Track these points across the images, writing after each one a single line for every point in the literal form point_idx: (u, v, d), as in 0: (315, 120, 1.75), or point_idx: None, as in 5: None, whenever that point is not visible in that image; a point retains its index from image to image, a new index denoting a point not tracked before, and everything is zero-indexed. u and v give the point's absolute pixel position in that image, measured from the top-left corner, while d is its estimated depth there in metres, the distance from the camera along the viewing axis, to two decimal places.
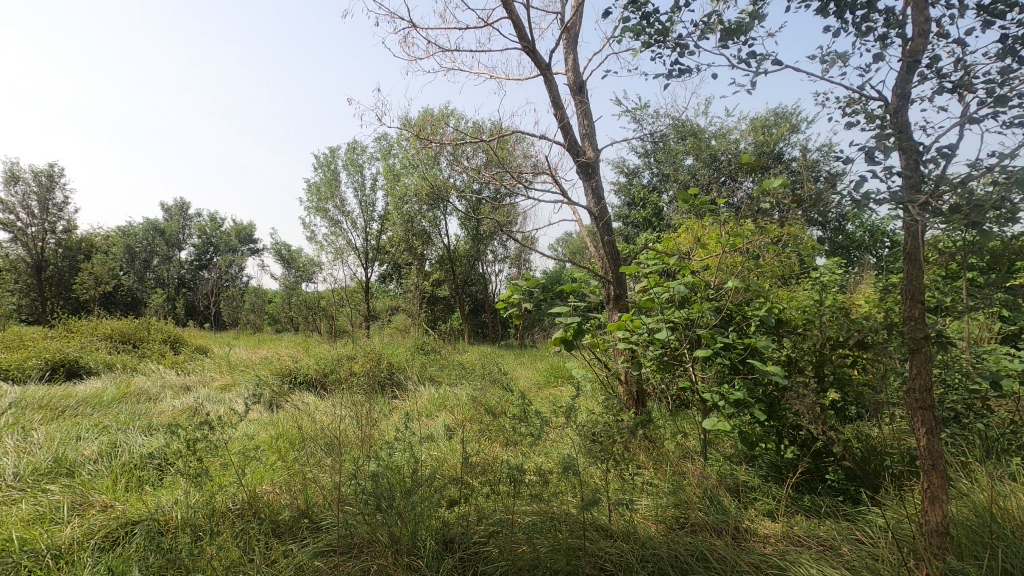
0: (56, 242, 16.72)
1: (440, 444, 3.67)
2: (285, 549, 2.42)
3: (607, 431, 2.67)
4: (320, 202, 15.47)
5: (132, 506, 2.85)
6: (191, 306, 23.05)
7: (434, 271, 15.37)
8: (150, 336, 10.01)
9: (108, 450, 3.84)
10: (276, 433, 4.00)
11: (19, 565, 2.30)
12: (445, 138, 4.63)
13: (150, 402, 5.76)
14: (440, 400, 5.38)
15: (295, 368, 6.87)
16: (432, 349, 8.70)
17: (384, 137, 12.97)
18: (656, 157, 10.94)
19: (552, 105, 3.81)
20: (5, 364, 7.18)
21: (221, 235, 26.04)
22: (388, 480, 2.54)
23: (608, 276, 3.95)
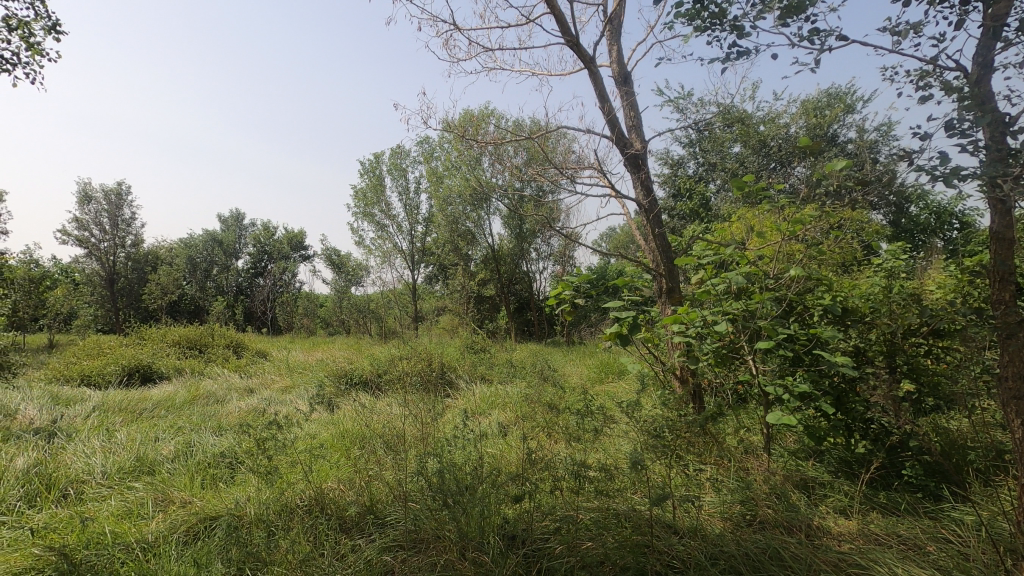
0: (126, 256, 17.86)
1: (495, 443, 3.68)
2: (353, 544, 2.50)
3: (669, 426, 2.62)
4: (367, 208, 15.85)
5: (209, 502, 3.01)
6: (249, 312, 24.08)
7: (479, 271, 15.51)
8: (214, 341, 10.54)
9: (182, 450, 4.06)
10: (337, 432, 4.13)
11: (114, 557, 2.45)
12: (488, 137, 4.63)
13: (218, 403, 6.05)
14: (493, 398, 5.41)
15: (351, 369, 7.07)
16: (482, 348, 8.79)
17: (425, 141, 13.18)
18: (702, 146, 10.67)
19: (598, 97, 3.75)
20: (87, 371, 7.72)
21: (274, 243, 27.07)
22: (449, 476, 2.57)
23: (660, 269, 3.82)
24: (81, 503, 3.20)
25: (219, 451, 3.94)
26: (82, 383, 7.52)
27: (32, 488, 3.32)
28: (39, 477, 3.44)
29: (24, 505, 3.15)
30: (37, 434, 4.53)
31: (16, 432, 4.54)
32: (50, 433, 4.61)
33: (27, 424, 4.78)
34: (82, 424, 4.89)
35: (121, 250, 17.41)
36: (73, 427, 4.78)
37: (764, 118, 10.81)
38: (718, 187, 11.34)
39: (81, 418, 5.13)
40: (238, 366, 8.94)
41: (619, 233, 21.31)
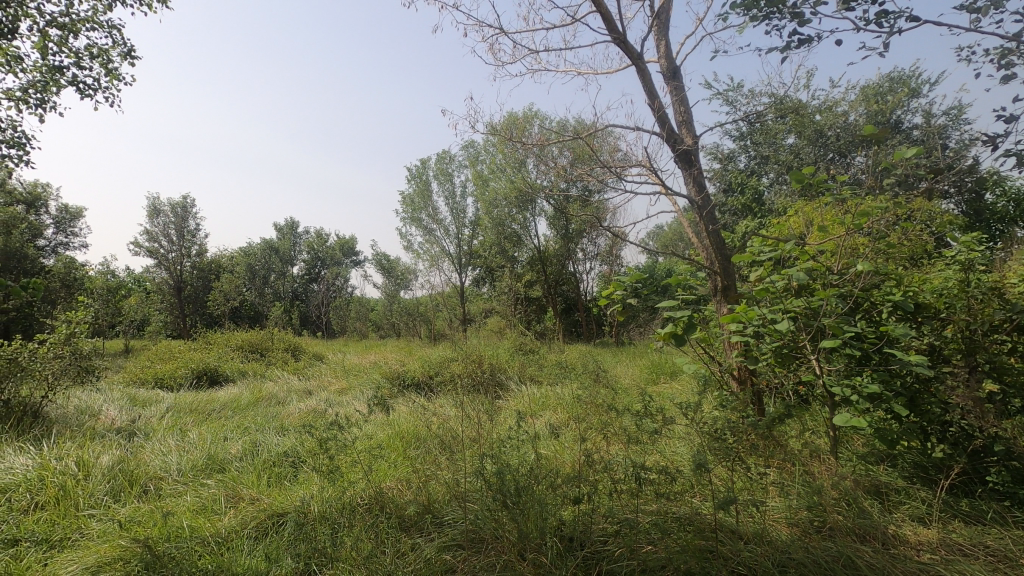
0: (192, 265, 18.89)
1: (548, 444, 3.68)
2: (413, 543, 2.55)
3: (731, 428, 2.54)
4: (415, 213, 16.18)
5: (276, 499, 3.14)
6: (305, 317, 24.98)
7: (526, 272, 15.55)
8: (273, 345, 11.01)
9: (249, 449, 4.25)
10: (392, 433, 4.22)
11: (191, 550, 2.59)
12: (533, 139, 4.62)
13: (279, 404, 6.31)
14: (543, 400, 5.40)
15: (403, 371, 7.22)
16: (531, 349, 8.80)
17: (471, 145, 13.35)
18: (754, 140, 10.34)
19: (647, 93, 3.68)
20: (160, 374, 8.20)
21: (327, 250, 28.04)
22: (506, 478, 2.57)
23: (714, 267, 3.69)
24: (160, 498, 3.40)
25: (283, 451, 4.11)
26: (156, 385, 8.00)
27: (117, 483, 3.55)
28: (123, 474, 3.68)
29: (111, 499, 3.38)
30: (119, 433, 4.85)
31: (101, 431, 4.87)
32: (130, 433, 4.93)
33: (110, 424, 5.13)
34: (158, 423, 5.20)
35: (187, 259, 18.42)
36: (150, 426, 5.09)
37: (821, 106, 10.36)
38: (772, 180, 10.95)
39: (157, 418, 5.46)
40: (297, 369, 9.30)
41: (668, 232, 20.90)
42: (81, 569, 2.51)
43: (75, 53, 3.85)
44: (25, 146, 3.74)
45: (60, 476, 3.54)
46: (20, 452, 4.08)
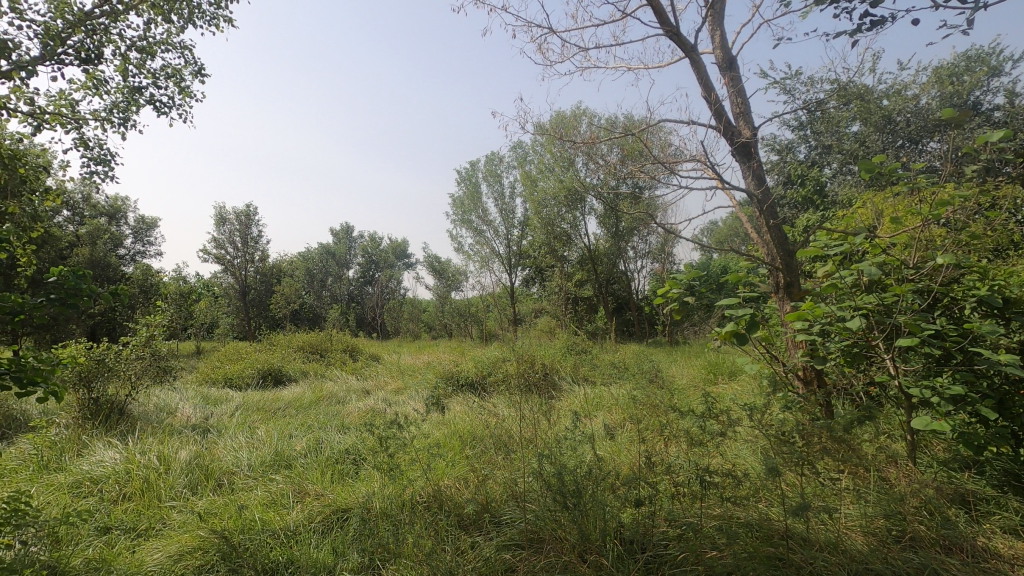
0: (255, 270, 19.83)
1: (604, 445, 3.64)
2: (473, 541, 2.59)
3: (799, 431, 2.44)
4: (465, 215, 16.38)
5: (340, 495, 3.26)
6: (361, 318, 25.79)
7: (575, 271, 15.45)
8: (332, 346, 11.41)
9: (313, 447, 4.42)
10: (448, 431, 4.30)
11: (264, 542, 2.72)
12: (581, 138, 4.56)
13: (340, 403, 6.54)
14: (597, 400, 5.35)
15: (457, 371, 7.32)
16: (583, 349, 8.74)
17: (519, 145, 13.38)
18: (814, 129, 9.87)
19: (702, 86, 3.57)
20: (228, 374, 8.66)
21: (380, 253, 28.84)
22: (565, 478, 2.57)
23: (775, 263, 3.53)
24: (233, 492, 3.58)
25: (345, 448, 4.25)
26: (226, 385, 8.43)
27: (194, 477, 3.78)
28: (199, 468, 3.91)
29: (189, 492, 3.59)
30: (194, 430, 5.15)
31: (178, 428, 5.19)
32: (204, 430, 5.22)
33: (186, 421, 5.45)
34: (229, 421, 5.49)
35: (251, 265, 19.34)
36: (223, 423, 5.38)
37: (889, 90, 9.77)
38: (835, 171, 10.43)
39: (228, 416, 5.76)
40: (354, 369, 9.58)
41: (722, 227, 20.25)
42: (165, 556, 2.67)
43: (152, 73, 4.07)
44: (109, 164, 3.96)
45: (144, 470, 3.80)
46: (109, 447, 4.40)
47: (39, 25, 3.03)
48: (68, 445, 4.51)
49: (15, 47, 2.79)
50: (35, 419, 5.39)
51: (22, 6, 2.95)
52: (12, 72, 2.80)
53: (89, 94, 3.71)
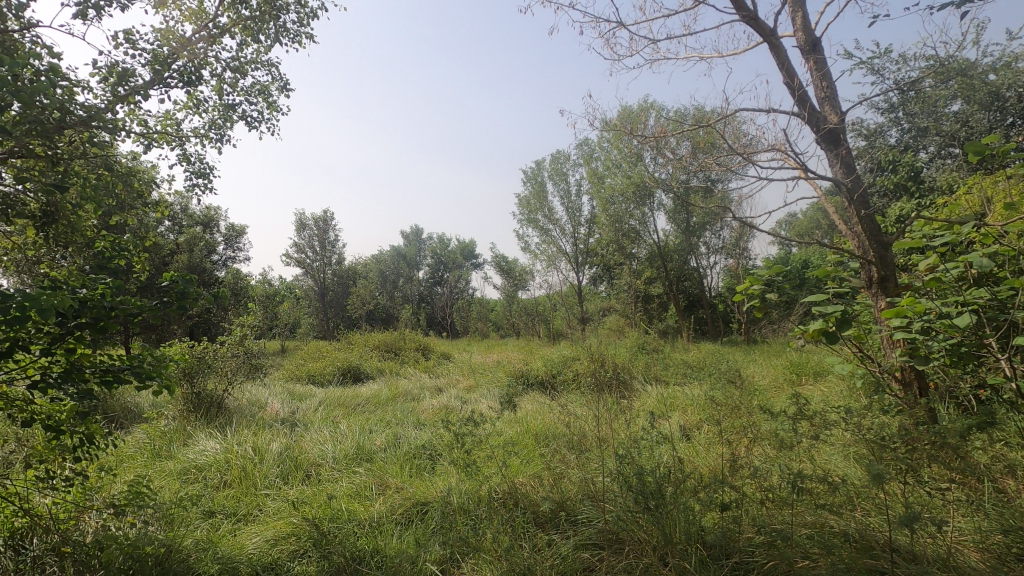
0: (333, 273, 20.87)
1: (681, 446, 3.54)
2: (549, 539, 2.61)
3: (903, 437, 2.26)
4: (531, 214, 16.43)
5: (419, 489, 3.36)
6: (431, 318, 26.50)
7: (644, 268, 15.10)
8: (406, 345, 11.80)
9: (391, 442, 4.60)
10: (521, 429, 4.33)
11: (351, 532, 2.86)
12: (649, 132, 4.43)
13: (415, 401, 6.75)
14: (671, 400, 5.23)
15: (527, 370, 7.35)
16: (654, 348, 8.55)
17: (586, 143, 13.27)
18: (907, 110, 9.13)
19: (783, 71, 3.39)
20: (311, 371, 9.16)
21: (449, 254, 29.50)
22: (645, 479, 2.52)
23: (868, 256, 3.27)
24: (320, 483, 3.79)
25: (421, 444, 4.39)
26: (309, 381, 8.92)
27: (285, 468, 4.03)
28: (290, 459, 4.16)
29: (281, 481, 3.83)
30: (283, 424, 5.49)
31: (269, 421, 5.55)
32: (292, 423, 5.55)
33: (276, 415, 5.82)
34: (314, 415, 5.81)
35: (329, 268, 20.29)
36: (308, 418, 5.71)
37: (996, 63, 8.87)
38: (932, 154, 9.59)
39: (313, 411, 6.10)
40: (427, 367, 9.86)
41: (802, 219, 19.10)
42: (263, 540, 2.87)
43: (244, 91, 4.37)
44: (209, 177, 4.25)
45: (241, 459, 4.09)
46: (211, 437, 4.77)
47: (150, 52, 3.31)
48: (175, 435, 4.93)
49: (131, 74, 3.07)
50: (147, 411, 5.93)
51: (135, 36, 3.23)
52: (129, 97, 3.09)
53: (192, 113, 4.00)
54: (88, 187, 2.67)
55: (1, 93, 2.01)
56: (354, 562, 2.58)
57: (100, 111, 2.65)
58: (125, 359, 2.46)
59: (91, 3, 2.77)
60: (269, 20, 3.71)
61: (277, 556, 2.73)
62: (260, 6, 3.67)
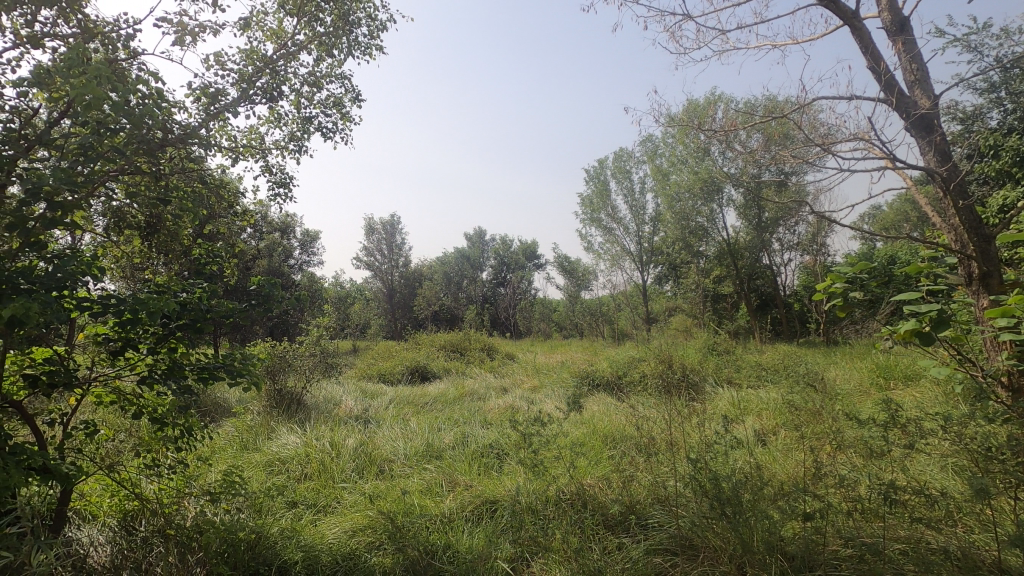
0: (400, 275, 21.56)
1: (757, 452, 3.40)
2: (619, 542, 2.59)
3: (1013, 448, 2.06)
4: (594, 214, 16.26)
5: (488, 487, 3.42)
6: (495, 319, 26.80)
7: (713, 267, 14.58)
8: (471, 345, 12.00)
9: (459, 440, 4.70)
10: (588, 431, 4.31)
11: (424, 526, 2.94)
12: (718, 125, 4.26)
13: (481, 400, 6.86)
14: (744, 403, 5.03)
15: (592, 371, 7.29)
16: (726, 349, 8.25)
17: (650, 139, 12.97)
18: (1011, 89, 8.30)
19: (867, 56, 3.17)
20: (382, 370, 9.52)
21: (512, 255, 29.75)
22: (721, 484, 2.44)
23: (966, 251, 2.99)
24: (393, 478, 3.94)
25: (488, 442, 4.46)
26: (380, 379, 9.27)
27: (360, 463, 4.21)
28: (364, 454, 4.34)
29: (357, 475, 4.01)
30: (357, 420, 5.73)
31: (345, 418, 5.81)
32: (366, 420, 5.79)
33: (350, 412, 6.08)
34: (385, 413, 6.03)
35: (396, 270, 21.63)
36: (380, 415, 5.93)
37: None
38: None
39: (384, 408, 6.33)
40: (492, 367, 9.99)
41: (888, 212, 17.80)
42: (341, 532, 3.01)
43: (319, 103, 4.59)
44: (288, 187, 4.50)
45: (320, 453, 4.32)
46: (292, 432, 5.06)
47: (236, 72, 3.54)
48: (260, 429, 5.26)
49: (221, 94, 3.31)
50: (235, 406, 6.37)
51: (223, 57, 3.47)
52: (220, 114, 3.33)
53: (273, 126, 4.25)
54: (185, 200, 2.90)
55: (115, 117, 2.23)
56: (427, 556, 2.65)
57: (194, 129, 2.88)
58: (218, 358, 2.66)
59: (187, 30, 3.00)
60: (343, 35, 3.88)
61: (355, 547, 2.86)
62: (334, 23, 3.84)
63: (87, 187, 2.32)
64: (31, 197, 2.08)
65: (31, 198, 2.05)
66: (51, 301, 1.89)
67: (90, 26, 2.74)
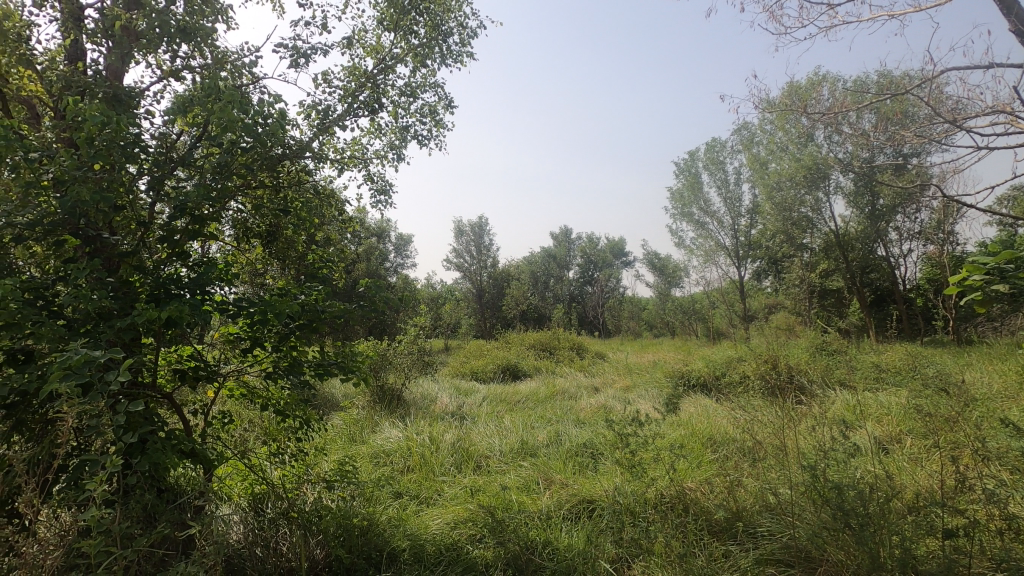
0: (489, 275, 22.03)
1: (879, 461, 3.12)
2: (726, 549, 2.49)
3: None
4: (685, 208, 15.68)
5: (584, 486, 3.41)
6: (583, 318, 26.65)
7: (819, 260, 13.54)
8: (561, 344, 12.01)
9: (553, 438, 4.73)
10: (686, 432, 4.17)
11: (523, 522, 2.99)
12: (826, 106, 3.94)
13: (572, 399, 6.86)
14: (861, 406, 4.64)
15: (687, 371, 7.04)
16: (837, 349, 7.64)
17: (746, 126, 12.30)
18: None
19: (1009, 17, 2.81)
20: (474, 368, 9.77)
21: (599, 254, 29.40)
22: (843, 493, 2.26)
23: None
24: (490, 473, 4.04)
25: (582, 442, 4.44)
26: (473, 377, 9.52)
27: (458, 457, 4.35)
28: (462, 450, 4.49)
29: (455, 470, 4.15)
30: (453, 416, 5.94)
31: (441, 414, 6.03)
32: (461, 416, 5.98)
33: (446, 408, 6.30)
34: (479, 410, 6.20)
35: (485, 271, 22.10)
36: (475, 412, 6.10)
37: None
38: None
39: (478, 405, 6.51)
40: (582, 366, 9.95)
41: None
42: (444, 523, 3.14)
43: (415, 112, 4.80)
44: (388, 194, 4.74)
45: (421, 447, 4.52)
46: (394, 426, 5.33)
47: (341, 88, 3.80)
48: (365, 423, 5.60)
49: (330, 110, 3.57)
50: (342, 401, 6.82)
51: (330, 75, 3.74)
52: (328, 129, 3.59)
53: (374, 137, 4.51)
54: (302, 210, 3.16)
55: (244, 137, 2.49)
56: (528, 551, 2.69)
57: (308, 144, 3.12)
58: (332, 355, 2.87)
59: (300, 53, 3.27)
60: (436, 45, 4.03)
61: (457, 538, 2.97)
62: (428, 34, 4.00)
63: (221, 201, 2.59)
64: (178, 212, 2.36)
65: (179, 213, 2.34)
66: (198, 304, 2.14)
67: (221, 57, 3.07)
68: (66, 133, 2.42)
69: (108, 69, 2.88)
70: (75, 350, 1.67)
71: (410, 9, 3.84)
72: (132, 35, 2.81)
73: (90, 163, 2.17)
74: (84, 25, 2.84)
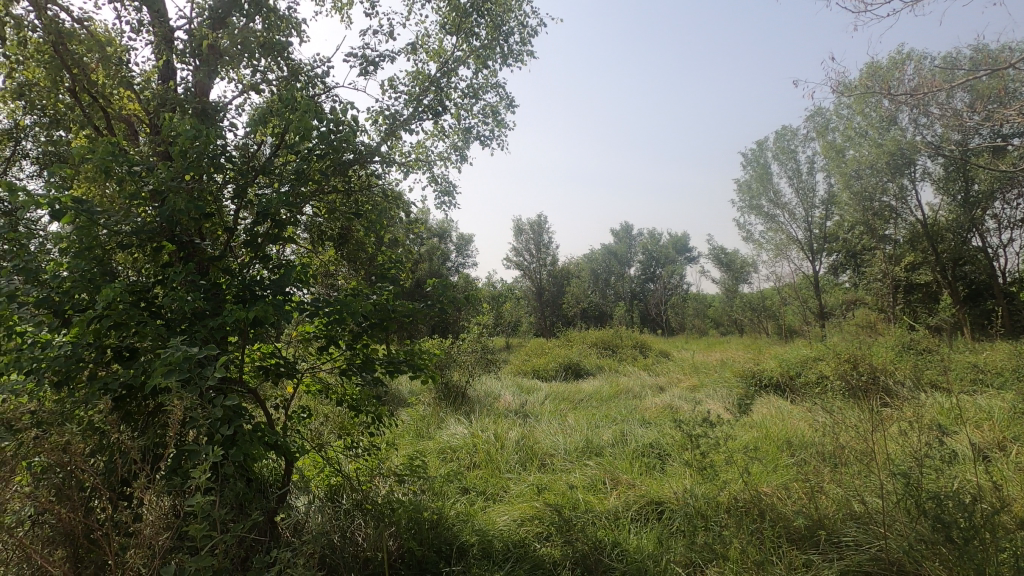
0: (548, 274, 21.97)
1: (982, 470, 2.87)
2: (808, 558, 2.36)
3: None
4: (754, 201, 15.01)
5: (652, 487, 3.34)
6: (645, 315, 26.07)
7: (905, 252, 12.61)
8: (623, 343, 11.80)
9: (618, 437, 4.66)
10: (759, 435, 3.99)
11: (591, 522, 2.97)
12: (913, 87, 3.66)
13: (636, 398, 6.73)
14: (956, 410, 4.28)
15: (759, 370, 6.74)
16: (927, 348, 7.09)
17: (820, 112, 11.62)
18: None
19: None
20: (536, 366, 9.77)
21: (661, 250, 28.69)
22: (941, 503, 2.10)
23: None
24: (556, 471, 4.03)
25: (648, 442, 4.35)
26: (535, 376, 9.53)
27: (523, 455, 4.38)
28: (526, 448, 4.50)
29: (520, 467, 4.18)
30: (517, 414, 5.97)
31: (505, 412, 6.07)
32: (524, 415, 6.00)
33: (509, 406, 6.34)
34: (542, 408, 6.20)
35: (545, 270, 22.06)
36: (538, 410, 6.10)
37: None
38: None
39: (541, 403, 6.51)
40: (646, 365, 9.73)
41: None
42: (512, 520, 3.16)
43: (477, 113, 4.85)
44: (452, 195, 4.81)
45: (486, 444, 4.58)
46: (459, 423, 5.42)
47: (406, 93, 3.92)
48: (431, 419, 5.72)
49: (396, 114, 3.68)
50: (408, 398, 7.00)
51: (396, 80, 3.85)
52: (395, 132, 3.71)
53: (438, 140, 4.59)
54: (371, 213, 3.27)
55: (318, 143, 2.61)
56: (596, 551, 2.67)
57: (376, 148, 3.23)
58: (402, 353, 2.96)
59: (369, 60, 3.40)
60: (497, 45, 4.05)
61: (524, 536, 2.99)
62: (489, 35, 4.04)
63: (298, 205, 2.73)
64: (261, 218, 2.50)
65: (262, 218, 2.48)
66: (280, 304, 2.26)
67: (296, 68, 3.23)
68: (162, 147, 2.62)
69: (196, 85, 3.10)
70: (175, 347, 1.81)
71: (471, 12, 3.89)
72: (217, 52, 3.00)
73: (183, 174, 2.35)
74: (175, 46, 3.07)
